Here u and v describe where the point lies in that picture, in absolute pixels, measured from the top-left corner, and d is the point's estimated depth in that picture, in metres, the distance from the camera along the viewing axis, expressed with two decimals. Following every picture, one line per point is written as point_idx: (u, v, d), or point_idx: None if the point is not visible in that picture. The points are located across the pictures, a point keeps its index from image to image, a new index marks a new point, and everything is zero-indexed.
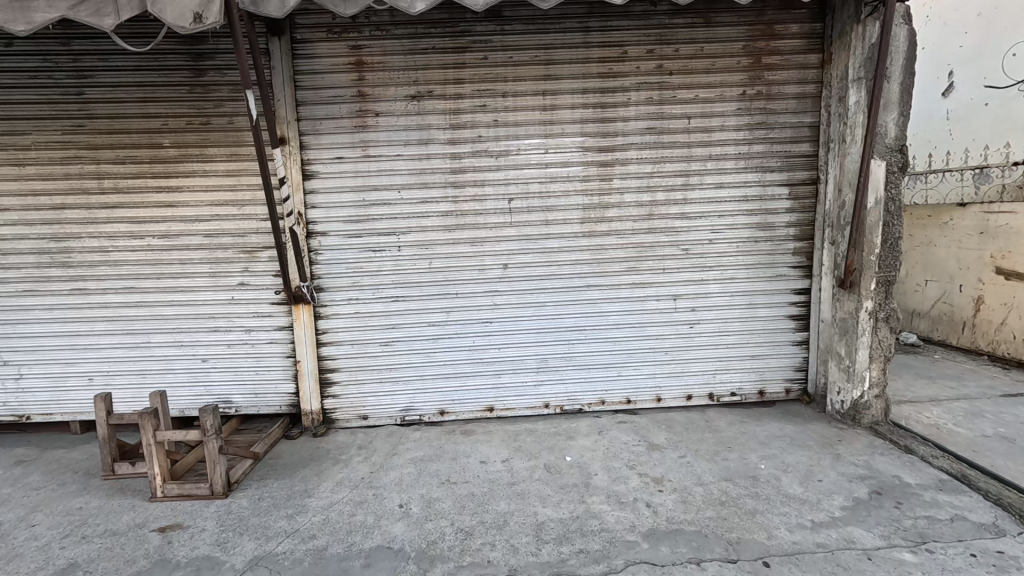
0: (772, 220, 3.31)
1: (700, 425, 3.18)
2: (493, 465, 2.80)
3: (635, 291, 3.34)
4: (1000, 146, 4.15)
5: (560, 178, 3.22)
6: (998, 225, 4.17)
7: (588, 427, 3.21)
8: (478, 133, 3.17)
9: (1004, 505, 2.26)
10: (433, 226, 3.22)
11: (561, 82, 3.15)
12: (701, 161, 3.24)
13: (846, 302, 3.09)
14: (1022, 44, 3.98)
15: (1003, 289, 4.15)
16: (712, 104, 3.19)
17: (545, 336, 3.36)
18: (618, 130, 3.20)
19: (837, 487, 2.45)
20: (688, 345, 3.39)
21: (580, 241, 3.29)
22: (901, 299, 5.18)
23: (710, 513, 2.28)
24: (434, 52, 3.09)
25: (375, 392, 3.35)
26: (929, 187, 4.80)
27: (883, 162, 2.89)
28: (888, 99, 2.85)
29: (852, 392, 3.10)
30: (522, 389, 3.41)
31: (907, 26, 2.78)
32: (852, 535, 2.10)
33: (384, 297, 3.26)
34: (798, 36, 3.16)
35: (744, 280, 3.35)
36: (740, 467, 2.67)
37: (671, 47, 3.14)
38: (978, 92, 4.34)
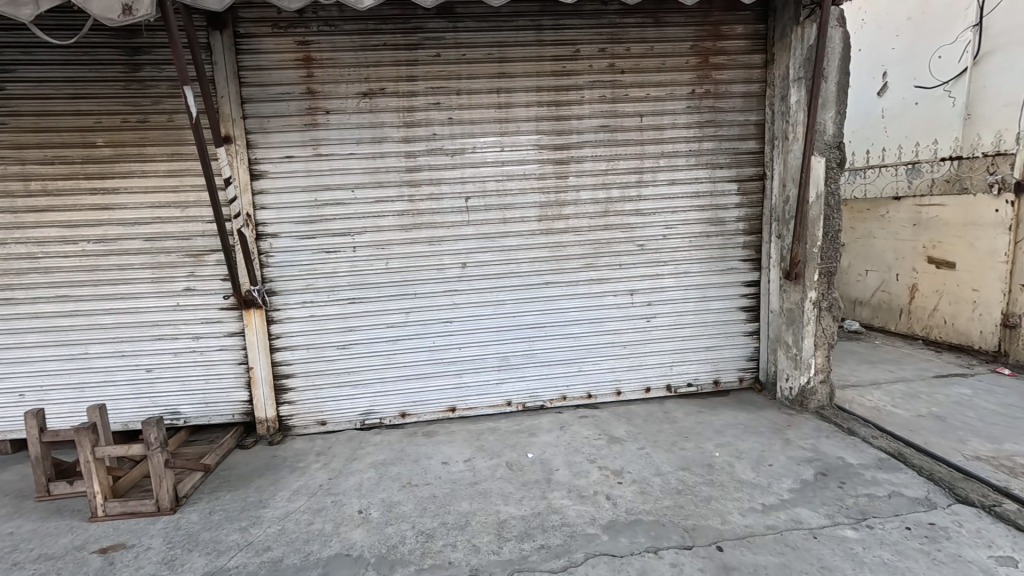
0: (722, 215, 3.41)
1: (659, 417, 3.25)
2: (454, 465, 2.79)
3: (593, 287, 3.39)
4: (929, 143, 4.43)
5: (517, 176, 3.23)
6: (930, 217, 4.42)
7: (550, 424, 3.23)
8: (433, 131, 3.13)
9: (935, 479, 2.41)
10: (389, 226, 3.17)
11: (515, 80, 3.15)
12: (654, 159, 3.31)
13: (792, 293, 3.23)
14: (947, 47, 4.26)
15: (935, 277, 4.42)
16: (663, 103, 3.27)
17: (506, 335, 3.36)
18: (573, 128, 3.23)
19: (786, 471, 2.56)
20: (645, 338, 3.46)
21: (538, 238, 3.30)
22: (845, 289, 5.45)
23: (667, 502, 2.34)
24: (386, 49, 3.03)
25: (333, 397, 3.27)
26: (867, 182, 5.07)
27: (823, 159, 3.02)
28: (826, 98, 2.98)
29: (800, 378, 3.24)
30: (484, 388, 3.41)
31: (841, 29, 2.92)
32: (799, 516, 2.19)
33: (340, 299, 3.19)
34: (743, 37, 3.27)
35: (697, 274, 3.44)
36: (696, 456, 2.74)
37: (623, 47, 3.20)
38: (909, 92, 4.62)
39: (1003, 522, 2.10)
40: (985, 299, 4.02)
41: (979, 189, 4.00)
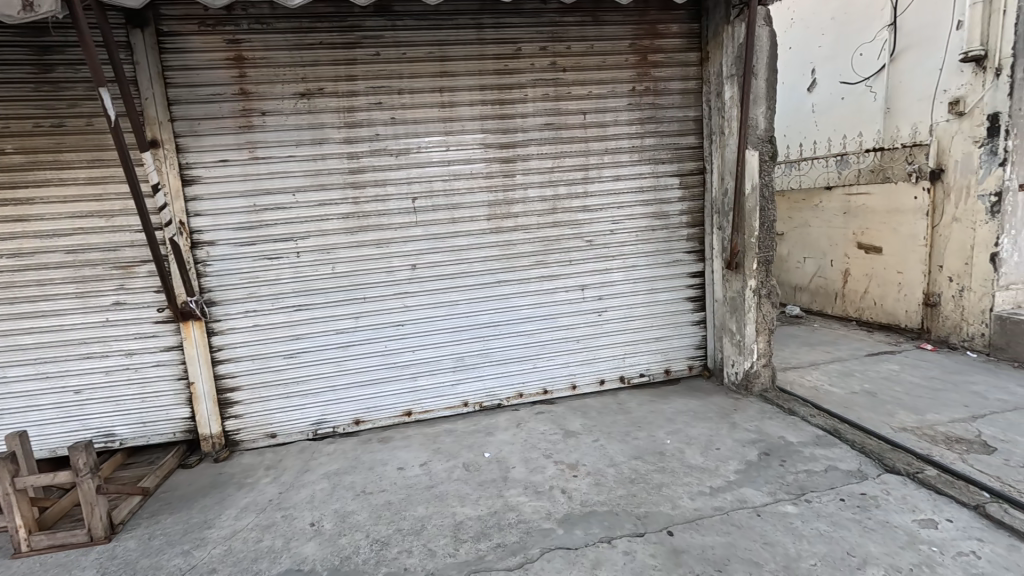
0: (667, 209, 3.51)
1: (613, 408, 3.32)
2: (411, 470, 2.75)
3: (545, 284, 3.41)
4: (855, 136, 4.72)
5: (464, 175, 3.21)
6: (858, 205, 4.69)
7: (507, 422, 3.24)
8: (376, 131, 3.07)
9: (866, 452, 2.57)
10: (334, 229, 3.09)
11: (457, 79, 3.13)
12: (599, 155, 3.37)
13: (734, 282, 3.36)
14: (867, 45, 4.55)
15: (864, 261, 4.70)
16: (604, 100, 3.32)
17: (460, 335, 3.34)
18: (517, 127, 3.24)
19: (732, 453, 2.66)
20: (598, 332, 3.52)
21: (488, 237, 3.30)
22: (786, 276, 5.72)
23: (621, 492, 2.38)
24: (323, 47, 2.95)
25: (283, 408, 3.17)
26: (802, 174, 5.34)
27: (756, 152, 3.16)
28: (757, 94, 3.12)
29: (744, 363, 3.38)
30: (439, 390, 3.37)
31: (768, 28, 3.06)
32: (745, 496, 2.29)
33: (285, 306, 3.08)
34: (678, 36, 3.37)
35: (644, 267, 3.53)
36: (649, 444, 2.81)
37: (563, 45, 3.23)
38: (835, 88, 4.90)
39: (925, 487, 2.26)
40: (909, 280, 4.30)
41: (900, 178, 4.28)
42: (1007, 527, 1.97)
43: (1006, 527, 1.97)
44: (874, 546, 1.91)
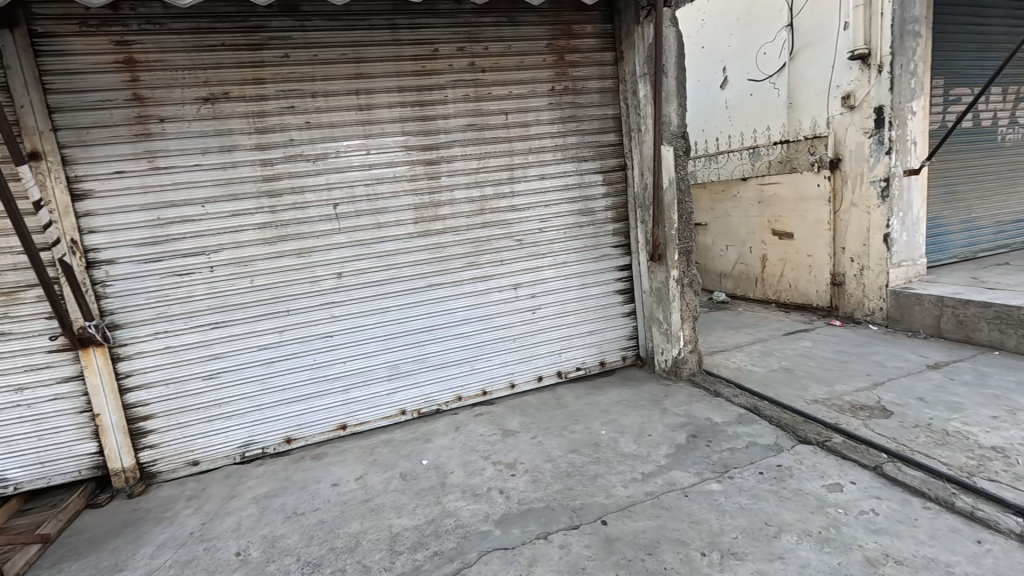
0: (592, 205, 3.59)
1: (551, 404, 3.36)
2: (345, 485, 2.66)
3: (478, 285, 3.40)
4: (764, 129, 5.03)
5: (387, 179, 3.14)
6: (771, 195, 5.01)
7: (445, 426, 3.20)
8: (290, 137, 2.95)
9: (782, 426, 2.74)
10: (250, 240, 2.93)
11: (374, 81, 3.05)
12: (523, 155, 3.40)
13: (658, 273, 3.49)
14: (769, 45, 4.87)
15: (779, 247, 5.02)
16: (526, 100, 3.35)
17: (393, 342, 3.27)
18: (439, 128, 3.21)
19: (663, 438, 2.76)
20: (533, 329, 3.55)
21: (416, 241, 3.24)
22: (711, 264, 6.02)
23: (557, 486, 2.42)
24: (226, 49, 2.79)
25: (204, 433, 2.97)
26: (719, 167, 5.64)
27: (671, 148, 3.30)
28: (668, 92, 3.25)
29: (672, 350, 3.53)
30: (375, 400, 3.28)
31: (674, 29, 3.21)
32: (674, 478, 2.38)
33: (201, 324, 2.90)
34: (593, 36, 3.45)
35: (574, 263, 3.59)
36: (585, 436, 2.87)
37: (481, 46, 3.23)
38: (744, 85, 5.21)
39: (833, 454, 2.44)
40: (818, 262, 4.64)
41: (805, 168, 4.61)
42: (901, 483, 2.16)
43: (900, 483, 2.16)
44: (789, 513, 2.04)
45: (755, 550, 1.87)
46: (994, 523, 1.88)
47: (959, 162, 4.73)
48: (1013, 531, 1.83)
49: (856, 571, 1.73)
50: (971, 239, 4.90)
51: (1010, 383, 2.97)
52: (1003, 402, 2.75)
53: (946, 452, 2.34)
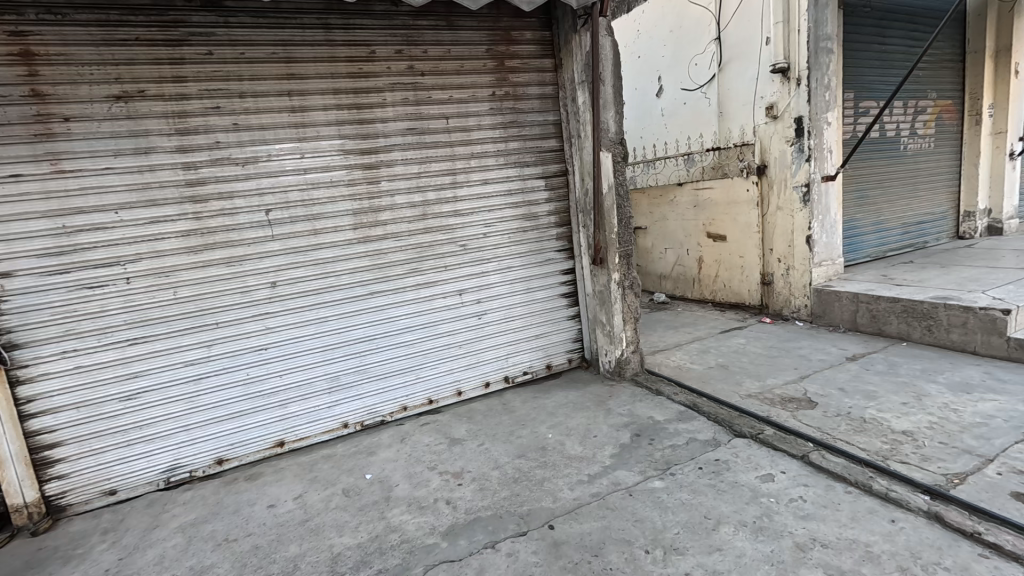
0: (535, 210, 3.61)
1: (498, 409, 3.34)
2: (282, 506, 2.52)
3: (421, 291, 3.33)
4: (697, 137, 5.26)
5: (324, 184, 3.02)
6: (704, 199, 5.24)
7: (390, 438, 3.11)
8: (215, 139, 2.78)
9: (719, 421, 2.85)
10: (172, 249, 2.73)
11: (307, 82, 2.94)
12: (465, 160, 3.37)
13: (600, 276, 3.56)
14: (700, 56, 5.12)
15: (713, 248, 5.26)
16: (466, 105, 3.34)
17: (333, 353, 3.14)
18: (378, 132, 3.13)
19: (608, 438, 2.81)
20: (479, 335, 3.53)
21: (356, 247, 3.14)
22: (652, 266, 6.22)
23: (504, 493, 2.40)
24: (139, 44, 2.60)
25: (122, 459, 2.73)
26: (657, 173, 5.85)
27: (609, 154, 3.38)
28: (606, 100, 3.34)
29: (615, 351, 3.61)
30: (315, 414, 3.14)
31: (610, 38, 3.29)
32: (619, 478, 2.42)
33: (116, 341, 2.66)
34: (532, 42, 3.48)
35: (519, 268, 3.60)
36: (532, 441, 2.87)
37: (419, 49, 3.18)
38: (678, 94, 5.44)
39: (765, 446, 2.56)
40: (749, 263, 4.90)
41: (734, 174, 4.86)
42: (825, 470, 2.30)
43: (825, 470, 2.30)
44: (726, 506, 2.12)
45: (695, 544, 1.93)
46: (906, 502, 2.03)
47: (869, 169, 5.14)
48: (922, 509, 1.98)
49: (788, 557, 1.81)
50: (881, 239, 5.34)
51: (917, 371, 3.24)
52: (912, 389, 3.00)
53: (864, 438, 2.51)
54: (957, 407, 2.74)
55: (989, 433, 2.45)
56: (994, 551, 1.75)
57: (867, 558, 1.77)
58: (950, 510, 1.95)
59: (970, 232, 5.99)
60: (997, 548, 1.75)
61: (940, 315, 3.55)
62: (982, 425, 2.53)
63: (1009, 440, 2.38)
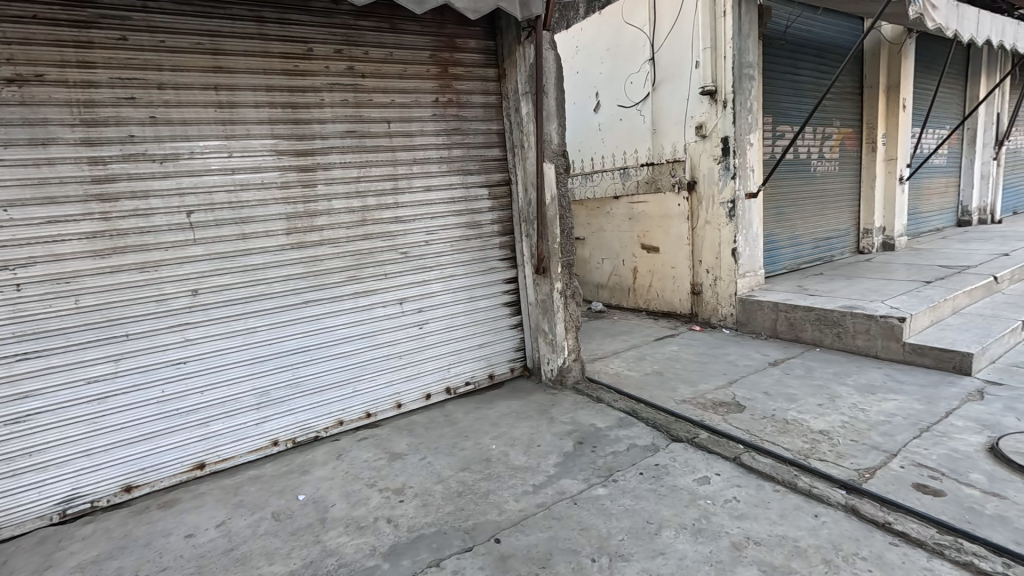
0: (478, 218, 3.58)
1: (440, 421, 3.26)
2: (203, 535, 2.31)
3: (359, 300, 3.20)
4: (632, 152, 5.48)
5: (254, 185, 2.84)
6: (639, 212, 5.45)
7: (325, 455, 2.95)
8: (128, 132, 2.53)
9: (657, 426, 2.95)
10: (74, 252, 2.44)
11: (237, 76, 2.75)
12: (407, 165, 3.29)
13: (543, 285, 3.59)
14: (635, 75, 5.34)
15: (648, 259, 5.47)
16: (409, 109, 3.26)
17: (262, 366, 2.93)
18: (315, 133, 2.99)
19: (552, 447, 2.82)
20: (420, 345, 3.43)
21: (289, 254, 2.96)
22: (589, 275, 6.38)
23: (448, 508, 2.33)
24: (38, 22, 2.32)
25: (8, 492, 2.39)
26: (594, 185, 6.01)
27: (552, 165, 3.44)
28: (549, 112, 3.40)
29: (558, 360, 3.64)
30: (241, 432, 2.91)
31: (553, 52, 3.36)
32: (563, 486, 2.43)
33: (3, 357, 2.34)
34: (476, 51, 3.48)
35: (462, 276, 3.55)
36: (475, 452, 2.82)
37: (360, 50, 3.08)
38: (614, 110, 5.64)
39: (701, 449, 2.67)
40: (680, 273, 5.15)
41: (667, 188, 5.10)
42: (755, 470, 2.43)
43: (755, 470, 2.43)
44: (667, 510, 2.19)
45: (640, 549, 1.97)
46: (826, 497, 2.18)
47: (785, 188, 5.59)
48: (840, 503, 2.14)
49: (725, 557, 1.89)
50: (796, 252, 5.82)
51: (830, 375, 3.53)
52: (826, 391, 3.26)
53: (788, 439, 2.69)
54: (864, 406, 3.00)
55: (892, 430, 2.71)
56: (902, 538, 1.92)
57: (795, 553, 1.88)
58: (865, 503, 2.12)
59: (868, 247, 6.60)
60: (905, 536, 1.93)
61: (847, 322, 3.90)
62: (886, 422, 2.79)
63: (908, 436, 2.64)
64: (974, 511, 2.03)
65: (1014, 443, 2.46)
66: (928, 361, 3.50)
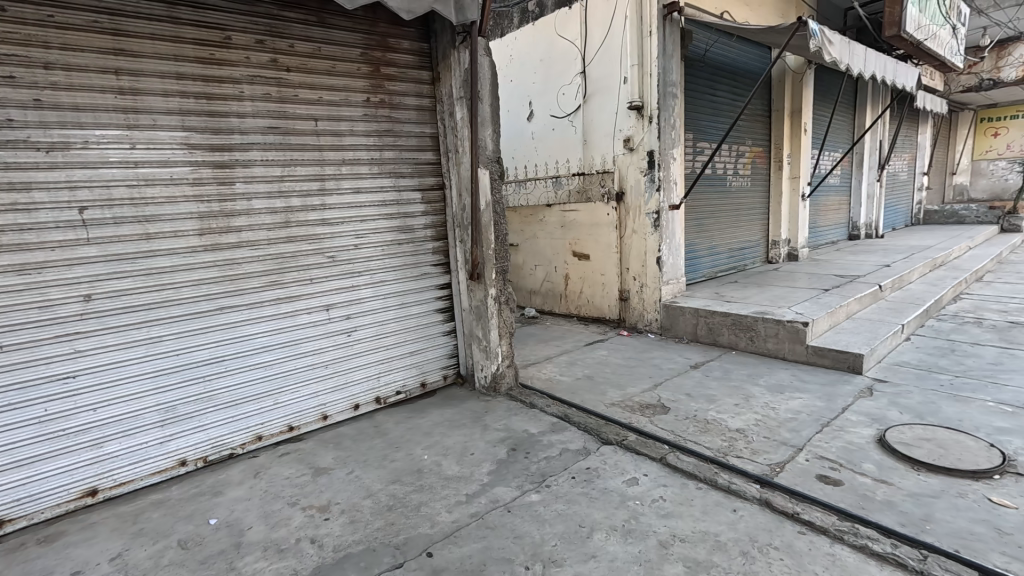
0: (411, 222, 3.50)
1: (369, 432, 3.13)
2: (92, 571, 2.05)
3: (281, 307, 3.01)
4: (564, 161, 5.60)
5: (162, 181, 2.59)
6: (571, 220, 5.58)
7: (241, 474, 2.73)
8: (7, 116, 2.22)
9: (588, 430, 3.01)
10: None
11: (142, 61, 2.51)
12: (335, 166, 3.15)
13: (477, 291, 3.57)
14: (567, 86, 5.47)
15: (578, 265, 5.61)
16: (338, 108, 3.13)
17: (167, 379, 2.67)
18: (233, 127, 2.78)
19: (485, 454, 2.79)
20: (348, 354, 3.28)
21: (201, 256, 2.73)
22: (522, 282, 6.45)
23: (377, 524, 2.23)
24: None
25: None
26: (527, 193, 6.09)
27: (487, 171, 3.43)
28: (484, 118, 3.39)
29: (491, 366, 3.63)
30: (141, 452, 2.63)
31: (488, 58, 3.36)
32: (497, 494, 2.41)
33: None
34: (409, 52, 3.41)
35: (393, 282, 3.45)
36: (407, 464, 2.74)
37: (285, 42, 2.92)
38: (547, 120, 5.75)
39: (629, 451, 2.76)
40: (609, 280, 5.32)
41: (597, 198, 5.26)
42: (680, 470, 2.54)
43: (680, 470, 2.54)
44: (598, 513, 2.23)
45: (573, 554, 1.98)
46: (743, 492, 2.32)
47: (704, 201, 5.97)
48: (755, 497, 2.29)
49: (654, 555, 1.95)
50: (714, 261, 6.21)
51: (744, 376, 3.78)
52: (741, 391, 3.48)
53: (708, 438, 2.84)
54: (775, 405, 3.24)
55: (799, 426, 2.94)
56: (808, 527, 2.08)
57: (717, 547, 1.98)
58: (777, 496, 2.28)
59: (776, 257, 7.22)
60: (810, 525, 2.09)
61: (759, 327, 4.21)
62: (793, 419, 3.03)
63: (811, 431, 2.87)
64: (867, 497, 2.24)
65: (898, 435, 2.75)
66: (827, 362, 3.84)
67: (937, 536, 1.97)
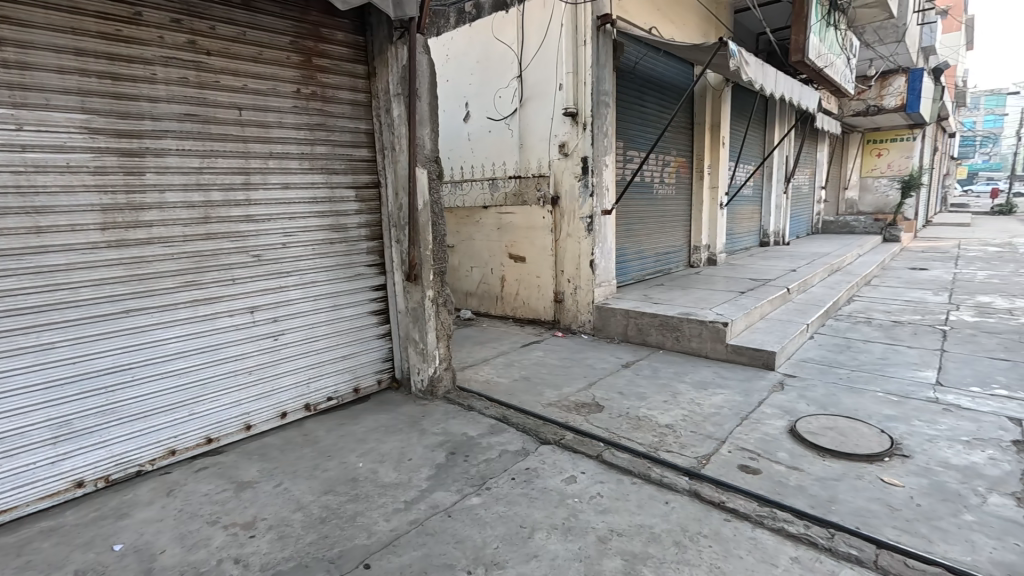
0: (344, 221, 3.36)
1: (298, 442, 2.97)
2: None
3: (199, 309, 2.77)
4: (501, 163, 5.62)
5: (56, 168, 2.31)
6: (507, 222, 5.61)
7: (152, 493, 2.48)
8: None
9: (527, 430, 3.04)
10: None
11: (33, 32, 2.22)
12: (261, 159, 2.96)
13: (413, 293, 3.49)
14: (504, 89, 5.50)
15: (514, 267, 5.65)
16: (265, 98, 2.95)
17: (62, 391, 2.37)
18: (143, 113, 2.54)
19: (423, 459, 2.74)
20: (274, 359, 3.09)
21: (103, 254, 2.45)
22: (458, 283, 6.39)
23: (310, 538, 2.11)
24: None
25: None
26: (463, 194, 6.04)
27: (425, 170, 3.38)
28: (422, 116, 3.33)
29: (428, 369, 3.57)
30: (27, 475, 2.32)
31: (427, 56, 3.31)
32: (436, 500, 2.37)
33: None
34: (343, 44, 3.28)
35: (324, 283, 3.30)
36: (340, 473, 2.62)
37: (205, 24, 2.70)
38: (483, 121, 5.75)
39: (567, 450, 2.81)
40: (545, 282, 5.41)
41: (533, 201, 5.33)
42: (616, 466, 2.63)
43: (615, 466, 2.63)
44: (539, 512, 2.25)
45: (515, 555, 1.99)
46: (674, 485, 2.44)
47: (633, 207, 6.24)
48: (685, 489, 2.41)
49: (593, 551, 2.00)
50: (642, 264, 6.51)
51: (671, 374, 3.99)
52: (669, 389, 3.66)
53: (640, 434, 2.96)
54: (699, 401, 3.44)
55: (721, 420, 3.14)
56: (733, 514, 2.23)
57: (651, 539, 2.07)
58: (704, 487, 2.42)
59: (698, 262, 7.68)
60: (735, 512, 2.23)
61: (685, 327, 4.46)
62: (716, 414, 3.23)
63: (732, 424, 3.08)
64: (782, 484, 2.44)
65: (806, 424, 3.02)
66: (744, 359, 4.14)
67: (841, 515, 2.18)
